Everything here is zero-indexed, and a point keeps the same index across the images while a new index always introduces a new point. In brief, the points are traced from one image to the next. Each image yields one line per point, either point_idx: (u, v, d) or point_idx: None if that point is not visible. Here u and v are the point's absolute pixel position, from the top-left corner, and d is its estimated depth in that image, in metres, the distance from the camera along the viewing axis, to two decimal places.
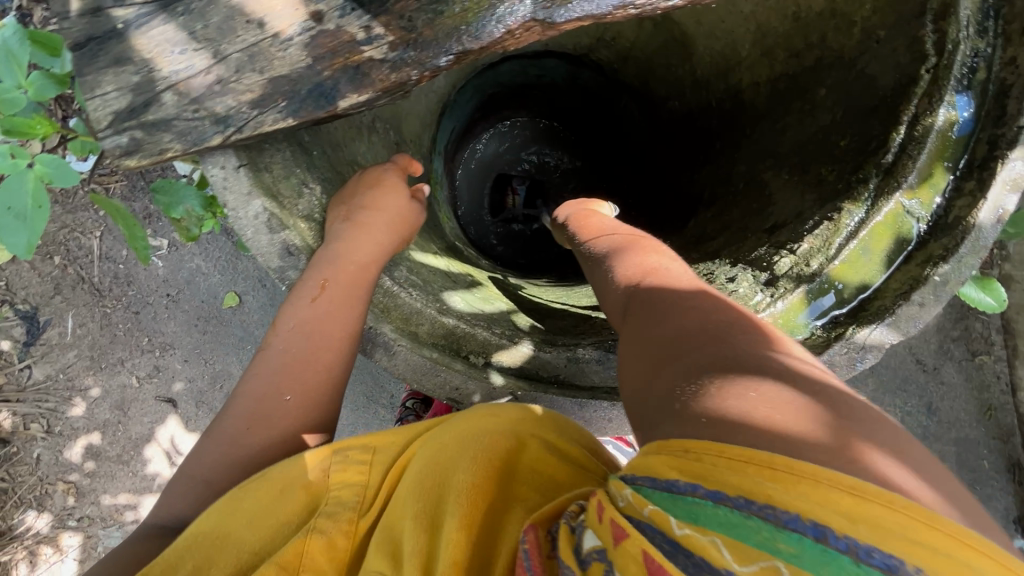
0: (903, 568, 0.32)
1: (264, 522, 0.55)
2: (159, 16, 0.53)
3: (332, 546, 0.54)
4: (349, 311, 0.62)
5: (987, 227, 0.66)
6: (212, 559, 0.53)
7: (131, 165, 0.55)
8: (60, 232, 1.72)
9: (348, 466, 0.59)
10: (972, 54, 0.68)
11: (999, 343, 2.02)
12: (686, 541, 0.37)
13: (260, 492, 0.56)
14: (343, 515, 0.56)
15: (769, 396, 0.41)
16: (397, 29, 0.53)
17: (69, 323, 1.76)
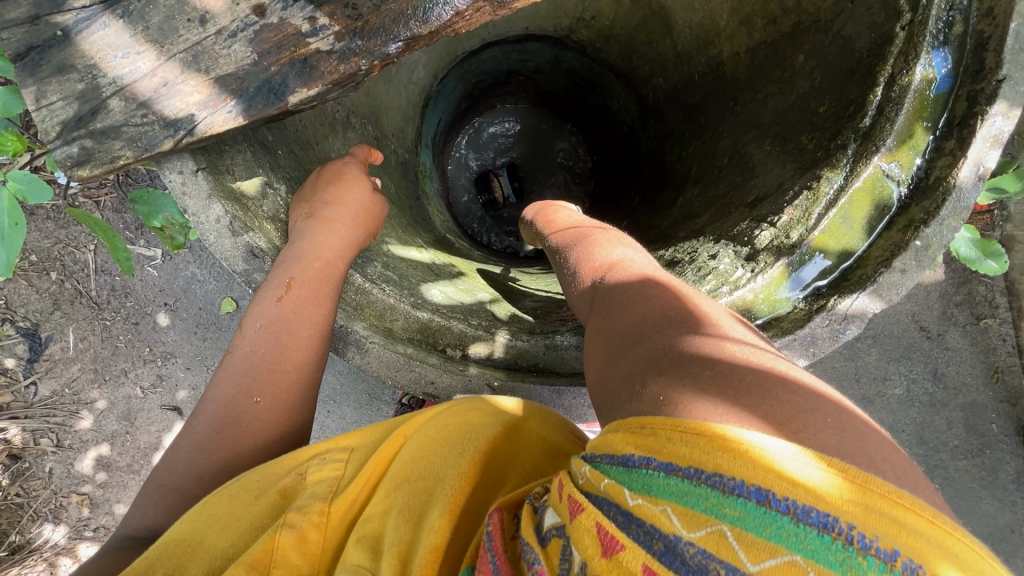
0: (839, 526, 0.33)
1: (235, 525, 0.54)
2: (100, 20, 0.51)
3: (305, 540, 0.53)
4: (317, 309, 0.61)
5: (969, 186, 0.64)
6: (183, 565, 0.52)
7: (84, 175, 0.54)
8: (54, 247, 1.72)
9: (325, 466, 0.58)
10: (946, 8, 0.66)
11: (1003, 305, 1.99)
12: (638, 510, 0.37)
13: (235, 496, 0.55)
14: (313, 506, 0.54)
15: (722, 378, 0.42)
16: (343, 18, 0.51)
17: (70, 338, 1.77)
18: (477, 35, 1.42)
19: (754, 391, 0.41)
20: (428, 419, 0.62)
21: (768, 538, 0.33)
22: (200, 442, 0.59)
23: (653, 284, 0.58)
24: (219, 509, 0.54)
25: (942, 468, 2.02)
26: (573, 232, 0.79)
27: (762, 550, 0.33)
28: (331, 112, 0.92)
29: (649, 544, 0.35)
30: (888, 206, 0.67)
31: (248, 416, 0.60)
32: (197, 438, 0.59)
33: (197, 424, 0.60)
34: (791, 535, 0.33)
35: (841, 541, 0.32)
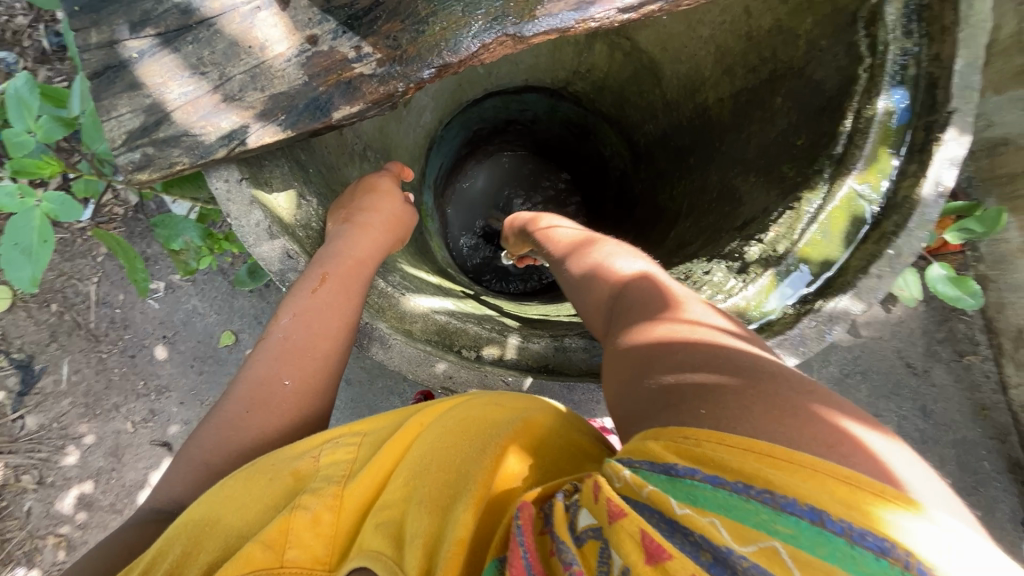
0: (893, 550, 0.36)
1: (254, 506, 0.58)
2: (169, 48, 0.58)
3: (319, 521, 0.56)
4: (347, 302, 0.66)
5: (932, 202, 0.71)
6: (201, 542, 0.56)
7: (142, 178, 0.60)
8: (58, 279, 1.75)
9: (337, 450, 0.62)
10: (901, 54, 0.75)
11: (983, 343, 2.06)
12: (687, 520, 0.40)
13: (250, 478, 0.60)
14: (327, 490, 0.58)
15: (762, 395, 0.46)
16: (384, 47, 0.59)
17: (64, 370, 1.77)
18: (481, 86, 1.54)
19: (798, 412, 0.45)
20: (440, 409, 0.65)
21: (823, 558, 0.36)
22: (232, 421, 0.63)
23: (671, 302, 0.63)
24: (235, 491, 0.59)
25: None
26: (583, 246, 0.82)
27: (818, 570, 0.36)
28: (351, 144, 1.00)
29: (699, 554, 0.39)
30: (866, 216, 0.73)
31: (276, 397, 0.64)
32: (227, 419, 0.63)
33: (229, 404, 0.64)
34: (847, 556, 0.36)
35: (898, 566, 0.36)
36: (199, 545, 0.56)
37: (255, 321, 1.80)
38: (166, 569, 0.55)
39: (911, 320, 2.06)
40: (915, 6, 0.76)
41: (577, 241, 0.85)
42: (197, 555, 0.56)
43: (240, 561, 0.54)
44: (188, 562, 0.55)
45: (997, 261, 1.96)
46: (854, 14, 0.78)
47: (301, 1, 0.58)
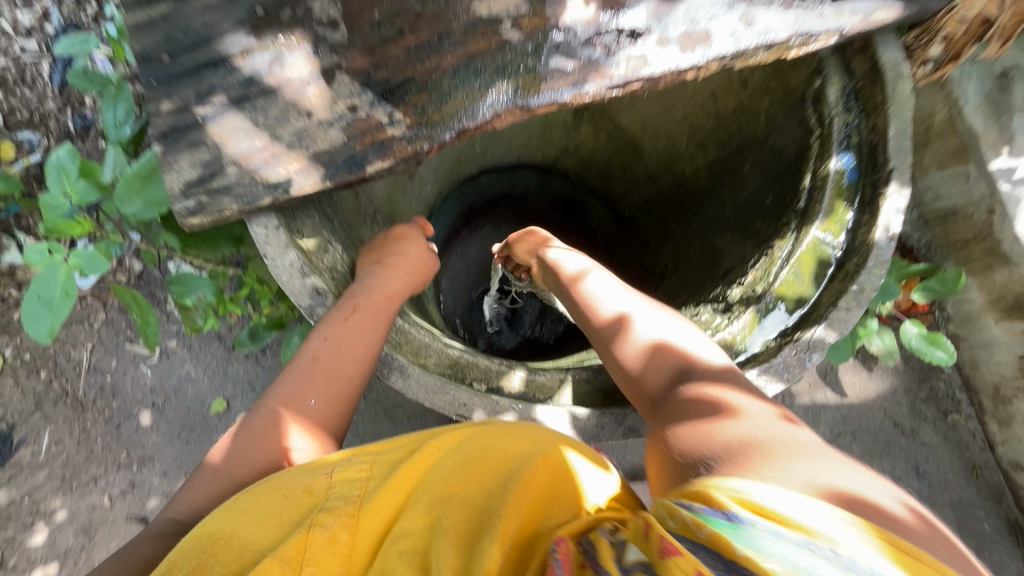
0: None
1: (268, 524, 0.59)
2: (230, 112, 0.68)
3: (336, 539, 0.57)
4: (372, 331, 0.72)
5: (887, 243, 0.78)
6: (214, 556, 0.56)
7: (194, 223, 0.68)
8: (51, 346, 1.76)
9: (350, 469, 0.65)
10: (844, 126, 0.86)
11: (965, 401, 2.12)
12: (747, 562, 0.42)
13: (264, 494, 0.61)
14: (344, 509, 0.60)
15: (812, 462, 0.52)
16: (413, 114, 0.70)
17: (44, 441, 1.72)
18: (478, 163, 1.67)
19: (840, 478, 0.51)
20: (457, 436, 0.68)
21: None
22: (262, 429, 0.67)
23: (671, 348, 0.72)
24: (252, 506, 0.60)
25: None
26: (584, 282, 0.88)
27: None
28: (364, 206, 1.10)
29: None
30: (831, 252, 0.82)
31: (300, 414, 0.69)
32: (258, 431, 0.68)
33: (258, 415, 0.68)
34: None
35: None
36: (212, 560, 0.56)
37: (248, 388, 1.77)
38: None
39: (893, 380, 2.12)
40: (851, 88, 0.87)
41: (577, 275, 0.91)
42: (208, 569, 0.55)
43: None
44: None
45: (965, 320, 2.03)
46: (801, 94, 0.91)
47: (344, 78, 0.70)
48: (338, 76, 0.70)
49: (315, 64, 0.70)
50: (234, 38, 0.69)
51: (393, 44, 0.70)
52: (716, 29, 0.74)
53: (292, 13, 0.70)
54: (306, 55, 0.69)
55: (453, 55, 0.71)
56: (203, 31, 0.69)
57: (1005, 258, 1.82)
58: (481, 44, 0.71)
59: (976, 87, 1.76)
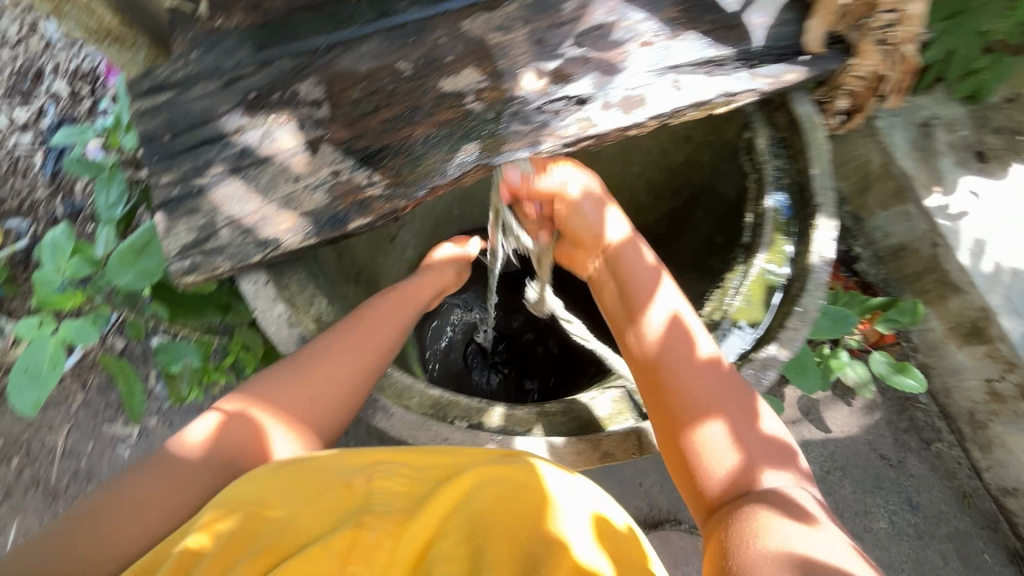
0: None
1: (314, 512, 0.66)
2: (225, 180, 0.76)
3: (382, 544, 0.62)
4: (385, 330, 0.85)
5: (821, 268, 0.87)
6: (258, 526, 0.64)
7: (189, 281, 0.73)
8: (25, 432, 1.71)
9: (389, 476, 0.70)
10: (775, 170, 0.96)
11: (945, 429, 2.14)
12: None
13: (306, 485, 0.69)
14: (391, 518, 0.65)
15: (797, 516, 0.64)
16: (390, 176, 0.79)
17: (10, 535, 1.64)
18: (456, 226, 1.77)
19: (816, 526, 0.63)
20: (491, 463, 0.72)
21: None
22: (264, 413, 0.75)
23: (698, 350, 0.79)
24: (298, 492, 0.68)
25: None
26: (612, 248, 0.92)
27: None
28: (348, 265, 1.17)
29: None
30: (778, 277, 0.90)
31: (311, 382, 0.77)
32: (262, 415, 0.76)
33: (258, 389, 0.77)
34: None
35: None
36: (254, 534, 0.63)
37: None
38: (220, 545, 0.61)
39: (874, 413, 2.14)
40: (778, 138, 0.98)
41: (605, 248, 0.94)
42: (254, 536, 0.63)
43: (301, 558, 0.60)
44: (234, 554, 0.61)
45: (931, 349, 2.09)
46: (736, 145, 1.04)
47: (327, 148, 0.79)
48: (322, 146, 0.78)
49: (302, 136, 0.79)
50: (230, 118, 0.79)
51: (371, 118, 0.80)
52: (650, 95, 0.86)
53: (281, 95, 0.80)
54: (294, 130, 0.79)
55: (423, 124, 0.81)
56: (201, 114, 0.79)
57: (956, 287, 1.92)
58: (449, 114, 0.82)
59: (903, 136, 1.96)
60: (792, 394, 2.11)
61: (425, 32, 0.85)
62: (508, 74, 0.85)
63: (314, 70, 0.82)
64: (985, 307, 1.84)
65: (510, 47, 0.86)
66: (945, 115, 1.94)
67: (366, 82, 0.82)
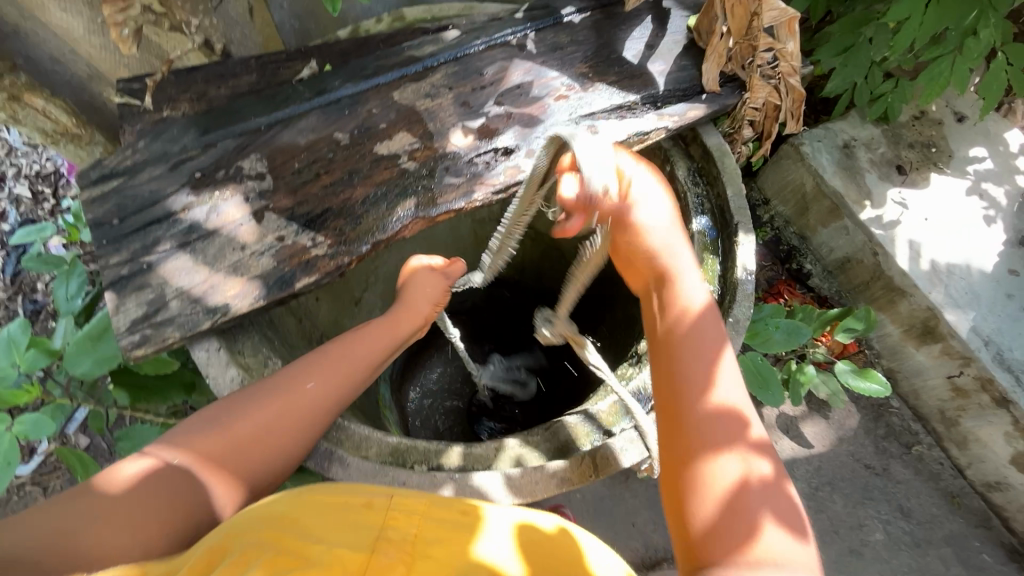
0: None
1: (335, 524, 0.64)
2: (173, 255, 0.80)
3: (394, 567, 0.60)
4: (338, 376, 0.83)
5: (746, 279, 0.94)
6: (275, 531, 0.62)
7: (139, 353, 0.75)
8: None
9: (406, 501, 0.70)
10: (697, 197, 1.05)
11: (922, 431, 2.15)
12: None
13: (330, 500, 0.68)
14: (404, 542, 0.63)
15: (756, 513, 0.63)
16: (333, 236, 0.84)
17: None
18: None
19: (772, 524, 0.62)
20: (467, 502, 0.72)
21: None
22: (229, 446, 0.74)
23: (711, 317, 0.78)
24: (318, 507, 0.67)
25: None
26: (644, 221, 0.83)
27: None
28: (308, 329, 1.20)
29: None
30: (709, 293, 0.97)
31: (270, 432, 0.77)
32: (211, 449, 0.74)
33: (215, 417, 0.75)
34: None
35: None
36: (275, 538, 0.61)
37: None
38: (235, 551, 0.60)
39: (853, 425, 2.14)
40: (695, 168, 1.07)
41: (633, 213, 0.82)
42: (276, 541, 0.61)
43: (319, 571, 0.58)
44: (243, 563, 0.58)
45: (892, 353, 2.13)
46: (661, 178, 1.12)
47: (272, 216, 0.84)
48: (267, 215, 0.83)
49: (247, 208, 0.84)
50: (178, 197, 0.83)
51: (312, 184, 0.86)
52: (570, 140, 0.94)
53: (226, 172, 0.86)
54: (239, 202, 0.84)
55: (362, 186, 0.87)
56: (150, 196, 0.83)
57: (901, 291, 2.00)
58: (386, 174, 0.89)
59: (828, 158, 2.08)
60: (769, 413, 2.13)
61: (359, 105, 0.93)
62: (438, 134, 0.93)
63: (256, 147, 0.88)
64: (931, 306, 1.92)
65: (438, 111, 0.94)
66: (862, 136, 2.10)
67: (306, 153, 0.89)
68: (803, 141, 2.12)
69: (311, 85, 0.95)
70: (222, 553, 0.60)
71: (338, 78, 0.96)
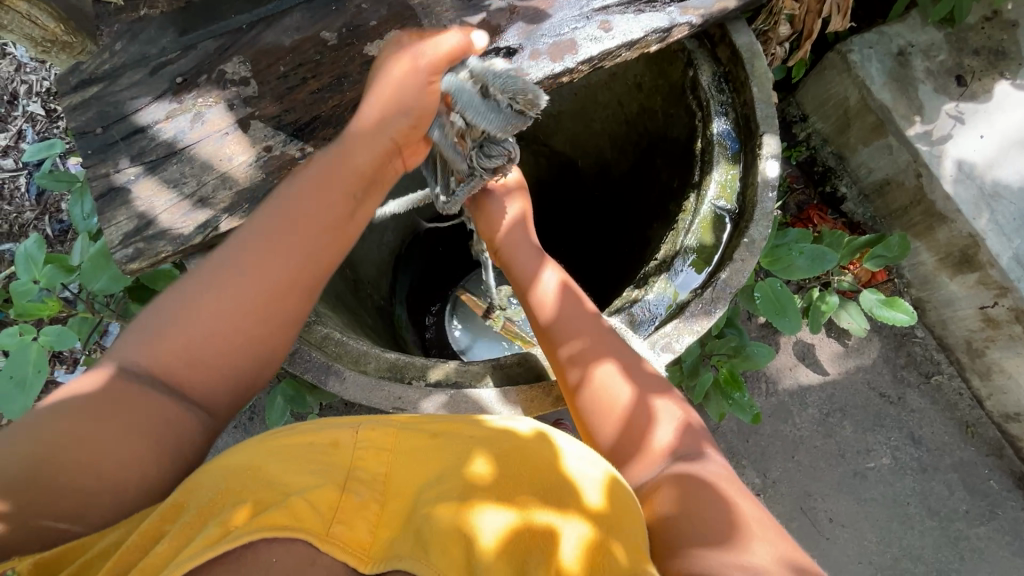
0: None
1: (298, 461, 0.62)
2: (160, 168, 0.77)
3: (367, 507, 0.60)
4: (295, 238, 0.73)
5: (766, 197, 0.87)
6: (244, 481, 0.60)
7: (133, 267, 0.75)
8: None
9: (373, 431, 0.68)
10: (719, 105, 0.96)
11: (944, 361, 2.09)
12: None
13: (291, 436, 0.66)
14: (375, 482, 0.63)
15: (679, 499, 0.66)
16: (322, 147, 0.80)
17: None
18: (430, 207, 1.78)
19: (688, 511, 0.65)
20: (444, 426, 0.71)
21: None
22: (189, 351, 0.67)
23: (602, 335, 0.82)
24: (279, 444, 0.65)
25: (964, 538, 1.95)
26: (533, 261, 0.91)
27: None
28: None
29: None
30: (722, 215, 0.92)
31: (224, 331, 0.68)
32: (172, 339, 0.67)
33: (171, 314, 0.66)
34: None
35: None
36: (240, 489, 0.59)
37: None
38: (202, 500, 0.57)
39: (873, 356, 2.09)
40: (721, 73, 0.97)
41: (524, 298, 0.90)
42: (241, 491, 0.58)
43: (286, 509, 0.56)
44: (203, 519, 0.56)
45: (923, 282, 2.03)
46: (682, 85, 1.03)
47: (258, 125, 0.80)
48: (253, 123, 0.79)
49: (233, 116, 0.79)
50: (159, 105, 0.79)
51: (299, 90, 0.81)
52: (580, 38, 0.85)
53: (208, 77, 0.80)
54: (223, 110, 0.79)
55: (352, 92, 0.82)
56: (131, 103, 0.79)
57: (942, 217, 1.86)
58: None
59: (879, 67, 1.88)
60: (786, 341, 2.10)
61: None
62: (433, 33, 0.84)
63: (238, 49, 0.82)
64: (972, 233, 1.80)
65: (433, 6, 0.85)
66: (921, 41, 1.87)
67: (291, 56, 0.82)
68: (851, 48, 1.91)
69: None
70: (185, 504, 0.57)
71: None
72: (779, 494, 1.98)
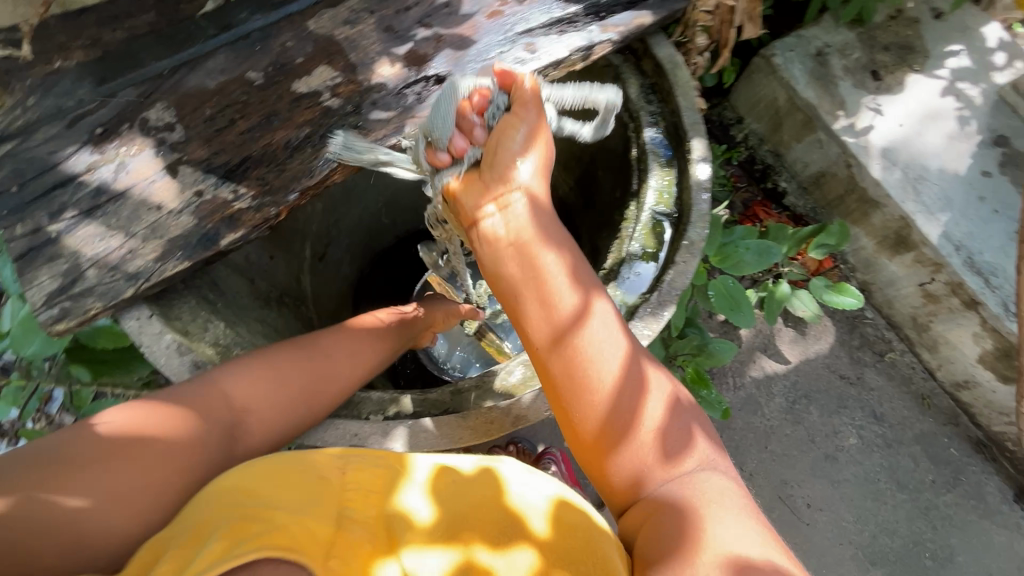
0: None
1: (298, 497, 0.67)
2: (83, 222, 0.74)
3: (365, 538, 0.64)
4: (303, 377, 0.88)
5: (701, 199, 0.90)
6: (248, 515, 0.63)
7: (62, 327, 0.72)
8: None
9: (360, 467, 0.73)
10: (650, 115, 0.99)
11: (894, 338, 2.19)
12: None
13: (285, 470, 0.70)
14: (367, 514, 0.67)
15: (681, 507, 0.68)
16: (256, 186, 0.79)
17: None
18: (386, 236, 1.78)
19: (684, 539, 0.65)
20: (365, 463, 0.74)
21: None
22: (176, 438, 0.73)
23: (597, 287, 0.72)
24: (276, 476, 0.69)
25: (934, 507, 2.02)
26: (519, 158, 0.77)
27: None
28: (264, 288, 1.17)
29: None
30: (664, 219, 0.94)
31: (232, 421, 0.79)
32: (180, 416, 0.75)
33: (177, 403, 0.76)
34: None
35: None
36: (233, 515, 0.64)
37: None
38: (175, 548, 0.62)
39: (830, 341, 2.18)
40: (647, 85, 1.01)
41: (486, 213, 0.77)
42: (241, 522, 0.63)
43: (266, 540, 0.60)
44: (202, 541, 0.61)
45: (866, 266, 2.13)
46: None
47: (186, 169, 0.78)
48: (182, 168, 0.77)
49: (159, 162, 0.77)
50: (79, 158, 0.77)
51: (228, 132, 0.80)
52: (506, 61, 0.87)
53: (130, 125, 0.78)
54: (149, 157, 0.77)
55: (282, 130, 0.81)
56: (49, 157, 0.76)
57: (875, 203, 1.97)
58: (307, 115, 0.82)
59: (801, 68, 2.00)
60: (747, 334, 2.16)
61: (271, 38, 0.85)
62: (361, 65, 0.85)
63: (160, 95, 0.80)
64: (903, 216, 1.91)
65: (359, 39, 0.86)
66: (837, 42, 2.00)
67: (218, 97, 0.81)
68: (775, 52, 2.02)
69: (216, 19, 0.86)
70: (167, 545, 0.64)
71: (244, 10, 0.86)
72: (756, 485, 2.02)
